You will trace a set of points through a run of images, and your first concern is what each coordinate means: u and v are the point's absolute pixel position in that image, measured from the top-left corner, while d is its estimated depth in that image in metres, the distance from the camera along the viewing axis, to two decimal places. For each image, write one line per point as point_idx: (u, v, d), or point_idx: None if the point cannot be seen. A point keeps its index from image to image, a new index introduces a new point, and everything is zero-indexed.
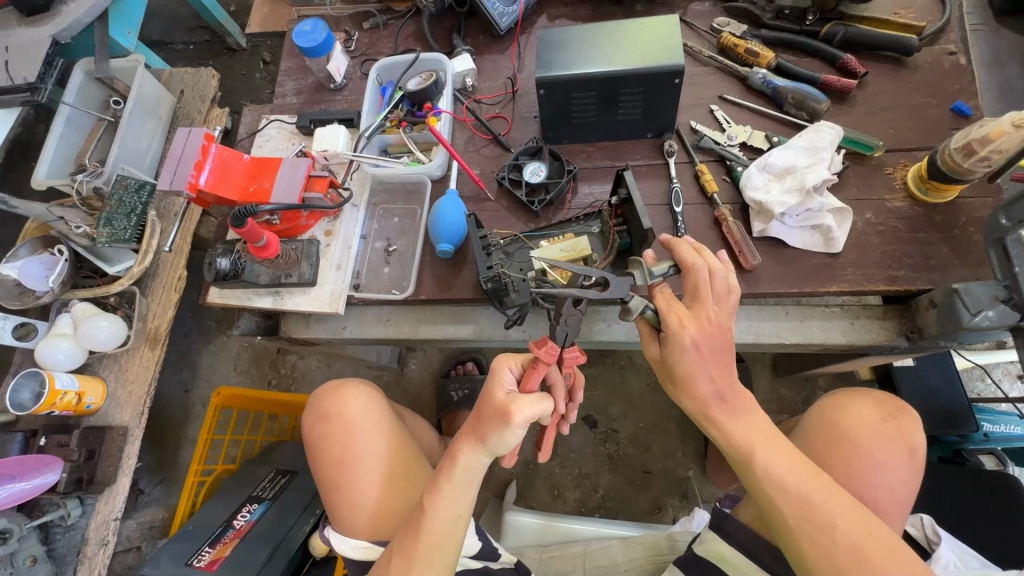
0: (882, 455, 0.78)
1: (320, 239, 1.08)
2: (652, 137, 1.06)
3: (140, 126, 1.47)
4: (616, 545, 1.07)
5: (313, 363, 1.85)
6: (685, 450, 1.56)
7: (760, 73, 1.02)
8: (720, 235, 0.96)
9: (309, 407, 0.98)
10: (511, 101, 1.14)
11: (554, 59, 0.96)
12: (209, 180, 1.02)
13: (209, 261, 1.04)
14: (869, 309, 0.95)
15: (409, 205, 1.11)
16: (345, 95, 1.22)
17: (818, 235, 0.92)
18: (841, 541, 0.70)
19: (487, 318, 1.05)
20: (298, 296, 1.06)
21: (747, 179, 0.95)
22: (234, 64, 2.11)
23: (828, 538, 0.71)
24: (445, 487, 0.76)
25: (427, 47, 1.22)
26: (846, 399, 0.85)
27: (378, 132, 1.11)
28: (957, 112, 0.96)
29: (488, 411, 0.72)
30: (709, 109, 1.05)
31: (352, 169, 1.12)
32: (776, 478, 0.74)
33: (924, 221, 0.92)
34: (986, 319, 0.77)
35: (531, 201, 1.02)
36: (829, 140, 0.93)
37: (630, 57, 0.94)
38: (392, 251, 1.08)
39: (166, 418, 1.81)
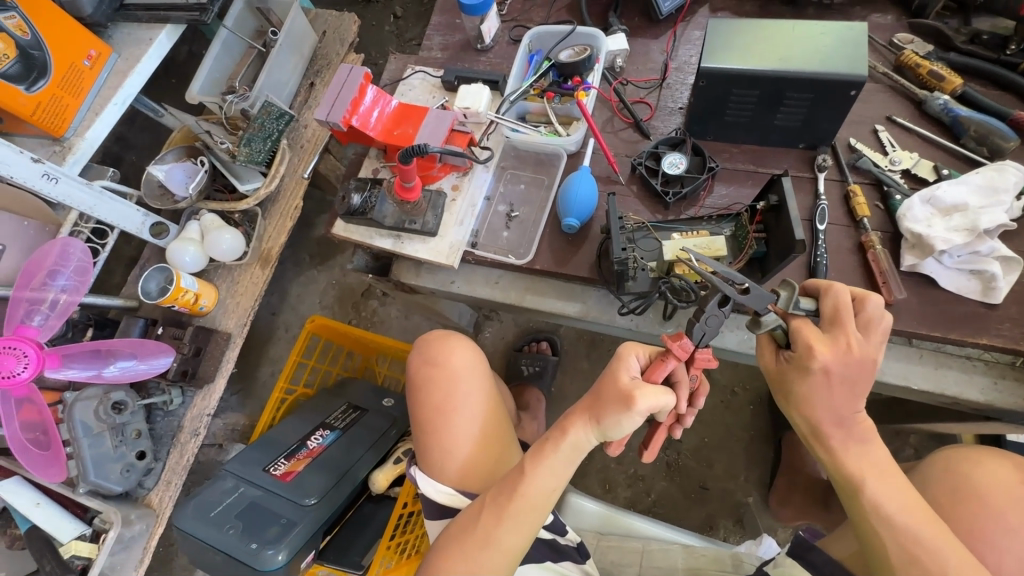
0: (1016, 520, 0.72)
1: (447, 192, 1.11)
2: (803, 148, 1.01)
3: (286, 59, 1.56)
4: (677, 549, 1.08)
5: (393, 312, 1.93)
6: (748, 475, 1.51)
7: (942, 99, 0.95)
8: (863, 261, 0.91)
9: (415, 348, 1.01)
10: (658, 89, 1.11)
11: (722, 50, 0.93)
12: (360, 118, 1.07)
13: (344, 195, 1.10)
14: (1017, 371, 0.88)
15: (538, 174, 1.13)
16: (490, 58, 1.24)
17: (976, 281, 0.86)
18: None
19: (596, 299, 1.05)
20: (418, 243, 1.10)
21: (906, 210, 0.89)
22: (367, 14, 2.18)
23: None
24: (549, 456, 0.79)
25: (579, 22, 1.22)
26: (978, 455, 0.79)
27: (520, 98, 1.12)
28: None
29: (609, 392, 0.74)
30: (873, 129, 0.99)
31: (489, 130, 1.13)
32: (885, 512, 0.71)
33: None
34: None
35: (665, 192, 1.01)
36: (1012, 182, 0.85)
37: (807, 60, 0.89)
38: (513, 217, 1.10)
39: (252, 335, 1.94)
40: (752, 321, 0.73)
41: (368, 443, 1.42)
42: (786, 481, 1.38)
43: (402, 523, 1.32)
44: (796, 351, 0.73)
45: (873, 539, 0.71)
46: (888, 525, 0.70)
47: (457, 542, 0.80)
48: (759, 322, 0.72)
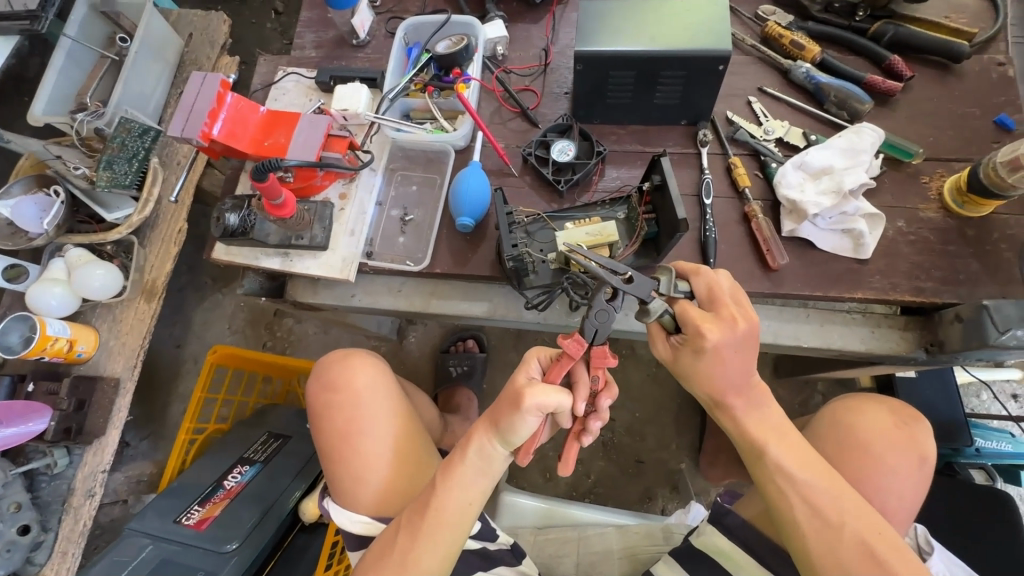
0: (893, 462, 0.80)
1: (334, 202, 1.05)
2: (685, 125, 1.03)
3: (145, 67, 1.37)
4: (612, 532, 1.10)
5: (311, 328, 1.82)
6: (679, 443, 1.56)
7: (804, 67, 0.99)
8: (748, 231, 0.94)
9: (314, 375, 0.96)
10: (542, 75, 1.09)
11: (595, 33, 0.92)
12: (223, 131, 0.98)
13: (218, 215, 1.01)
14: (892, 318, 0.94)
15: (429, 173, 1.08)
16: (368, 53, 1.17)
17: (847, 239, 0.91)
18: (849, 537, 0.70)
19: (502, 297, 1.03)
20: (308, 259, 1.03)
21: (781, 176, 0.93)
22: (244, 11, 2.01)
23: (836, 535, 0.71)
24: (459, 470, 0.76)
25: (458, 10, 1.17)
26: (860, 403, 0.86)
27: (401, 95, 1.06)
28: (1000, 126, 0.94)
29: (506, 395, 0.73)
30: (747, 100, 1.02)
31: (372, 131, 1.07)
32: (788, 472, 0.74)
33: (957, 234, 0.90)
34: (1013, 337, 0.76)
35: (557, 180, 0.99)
36: (870, 142, 0.91)
37: (675, 38, 0.90)
38: (408, 221, 1.05)
39: (156, 374, 1.77)
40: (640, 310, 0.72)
41: (294, 472, 1.33)
42: (713, 444, 1.43)
43: (336, 552, 1.33)
44: (687, 334, 0.74)
45: (779, 497, 0.74)
46: (791, 482, 0.73)
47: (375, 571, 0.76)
48: (646, 310, 0.71)
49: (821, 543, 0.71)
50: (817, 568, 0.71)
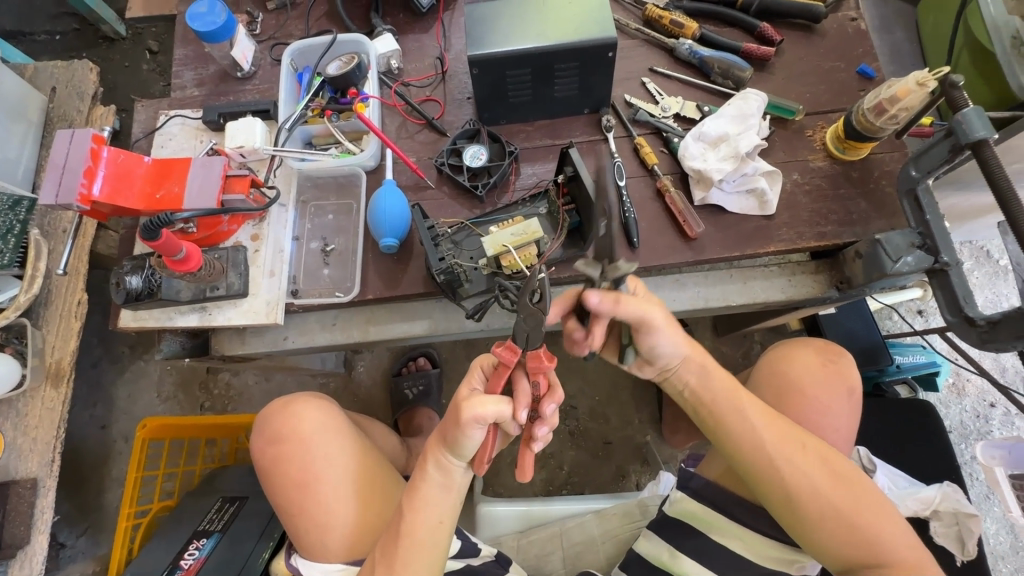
0: (830, 398, 0.87)
1: (247, 245, 0.99)
2: (589, 113, 1.05)
3: (4, 131, 1.23)
4: (590, 518, 1.11)
5: (250, 379, 1.70)
6: (641, 416, 1.61)
7: (687, 44, 1.04)
8: (664, 206, 0.98)
9: (255, 432, 0.91)
10: (441, 83, 1.08)
11: (485, 35, 0.92)
12: (105, 189, 0.90)
13: (116, 280, 0.92)
14: (802, 265, 1.01)
15: (343, 199, 1.04)
16: (256, 84, 1.11)
17: (753, 199, 0.96)
18: (811, 465, 0.77)
19: (440, 312, 1.01)
20: (229, 309, 0.97)
21: (685, 150, 0.97)
22: (114, 55, 1.86)
23: (800, 466, 0.77)
24: (419, 498, 0.74)
25: (343, 29, 1.14)
26: (789, 348, 0.93)
27: (299, 123, 1.02)
28: (862, 75, 1.03)
29: (449, 410, 0.72)
30: (640, 82, 1.06)
31: (275, 165, 1.03)
32: (746, 419, 0.81)
33: (844, 178, 0.98)
34: (905, 264, 0.82)
35: (475, 186, 0.99)
36: (756, 106, 0.97)
37: (562, 31, 0.92)
38: (330, 251, 1.01)
39: (84, 462, 1.62)
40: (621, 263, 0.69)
41: (257, 531, 1.23)
42: (673, 412, 1.48)
43: None
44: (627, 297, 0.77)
45: (744, 444, 0.80)
46: (752, 428, 0.80)
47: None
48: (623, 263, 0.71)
49: (789, 480, 0.77)
50: (793, 502, 0.77)
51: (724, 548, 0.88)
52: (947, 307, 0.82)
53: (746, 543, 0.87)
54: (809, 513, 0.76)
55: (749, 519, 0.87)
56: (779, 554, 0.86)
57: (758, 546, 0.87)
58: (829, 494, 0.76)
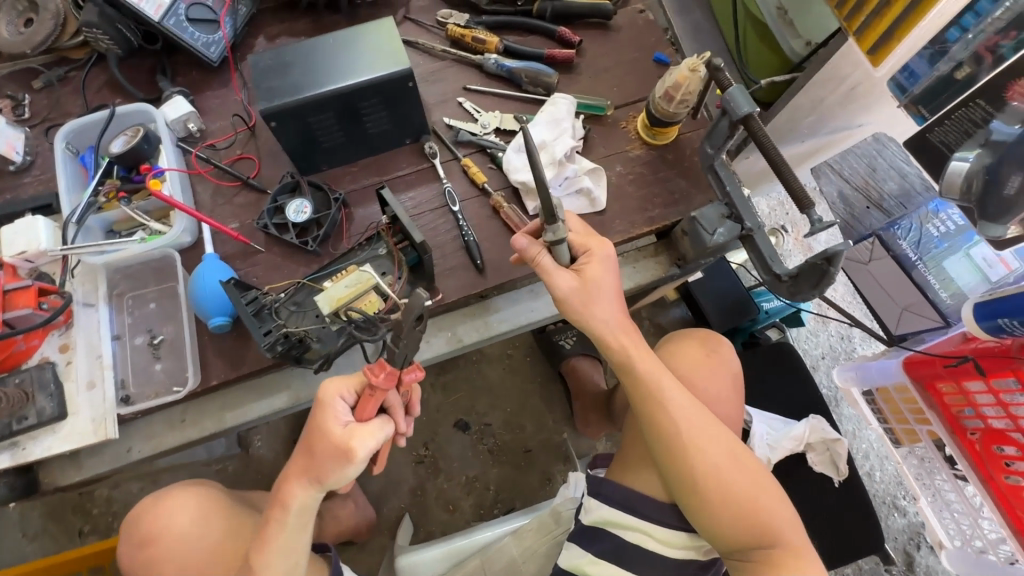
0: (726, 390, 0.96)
1: (56, 359, 0.88)
2: (412, 142, 1.03)
3: None
4: (508, 540, 1.10)
5: (132, 488, 1.53)
6: (555, 416, 1.62)
7: (492, 59, 1.05)
8: (502, 222, 0.98)
9: (124, 539, 0.92)
10: (250, 138, 1.02)
11: (275, 86, 0.88)
12: None
13: None
14: (644, 250, 1.05)
15: (164, 283, 0.95)
16: (36, 175, 0.99)
17: (584, 198, 0.99)
18: (722, 447, 0.84)
19: (299, 379, 0.95)
20: (45, 437, 0.85)
21: (508, 163, 0.98)
22: None
23: (714, 450, 0.83)
24: (275, 537, 0.75)
25: (130, 97, 1.04)
26: (677, 343, 1.02)
27: (91, 212, 0.91)
28: (659, 63, 1.10)
29: (327, 449, 0.70)
30: (457, 102, 1.06)
31: (71, 265, 0.91)
32: (674, 402, 0.85)
33: (661, 161, 1.03)
34: (720, 236, 0.89)
35: (305, 241, 0.94)
36: (565, 110, 1.00)
37: (355, 68, 0.89)
38: (158, 343, 0.92)
39: None
40: (550, 233, 0.74)
41: None
42: (580, 406, 1.51)
43: None
44: (584, 254, 0.85)
45: (669, 425, 0.84)
46: (679, 410, 0.85)
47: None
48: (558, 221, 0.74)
49: (703, 458, 0.82)
50: (698, 482, 0.82)
51: (640, 548, 0.90)
52: (760, 267, 0.87)
53: (658, 539, 0.90)
54: (715, 495, 0.81)
55: (656, 515, 0.90)
56: (693, 543, 0.90)
57: (669, 540, 0.90)
58: (733, 475, 0.82)
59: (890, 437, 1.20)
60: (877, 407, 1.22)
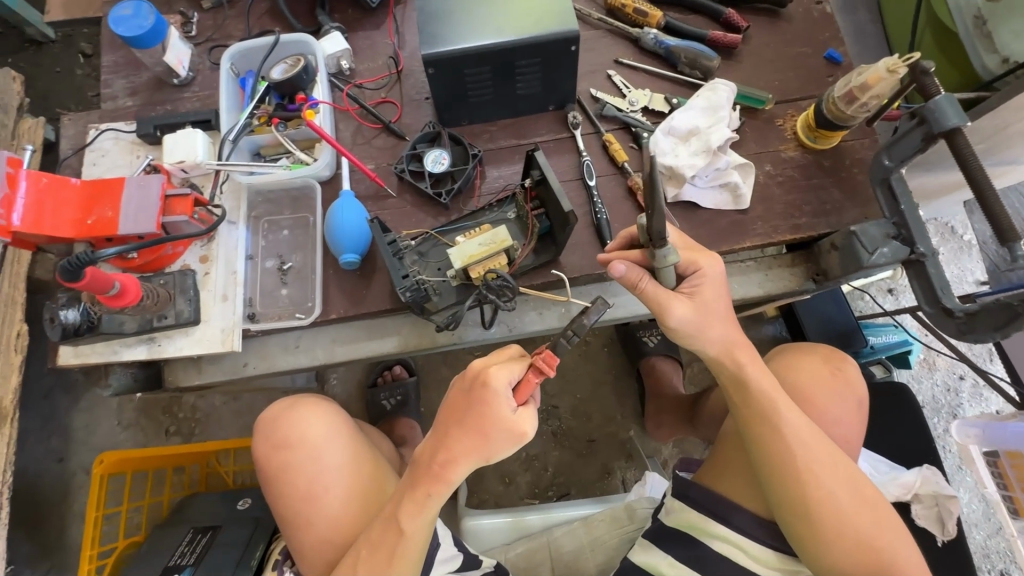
0: (839, 411, 0.90)
1: (195, 268, 0.92)
2: (554, 110, 1.00)
3: None
4: (578, 525, 1.09)
5: (216, 400, 1.62)
6: (624, 412, 1.59)
7: (652, 33, 1.00)
8: (636, 205, 0.95)
9: (258, 440, 0.98)
10: (397, 83, 1.02)
11: (438, 32, 0.86)
12: (28, 218, 0.81)
13: (49, 316, 0.82)
14: (779, 259, 1.00)
15: (299, 213, 0.98)
16: (195, 91, 1.03)
17: (726, 193, 0.94)
18: (842, 478, 0.77)
19: (410, 327, 0.97)
20: (179, 338, 0.89)
21: (655, 145, 0.94)
22: (43, 60, 1.72)
23: (832, 478, 0.77)
24: (430, 507, 0.76)
25: (289, 28, 1.06)
26: (795, 358, 0.96)
27: (244, 133, 0.94)
28: (830, 60, 1.01)
29: (500, 436, 0.69)
30: (606, 75, 1.02)
31: (221, 180, 0.95)
32: (792, 424, 0.79)
33: (816, 167, 0.96)
34: (882, 256, 0.82)
35: (438, 193, 0.94)
36: (726, 97, 0.93)
37: (521, 24, 0.86)
38: (287, 269, 0.95)
39: (41, 500, 1.52)
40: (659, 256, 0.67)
41: (233, 563, 1.16)
42: (654, 406, 1.46)
43: None
44: (693, 273, 0.78)
45: (785, 448, 0.78)
46: (796, 433, 0.78)
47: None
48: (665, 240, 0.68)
49: (820, 487, 0.76)
50: (813, 511, 0.76)
51: (728, 561, 0.86)
52: (924, 297, 0.81)
53: (750, 555, 0.85)
54: (828, 527, 0.76)
55: (750, 529, 0.85)
56: (783, 565, 0.85)
57: (761, 557, 0.85)
58: (852, 509, 0.76)
59: (1008, 506, 1.10)
60: (999, 473, 1.11)
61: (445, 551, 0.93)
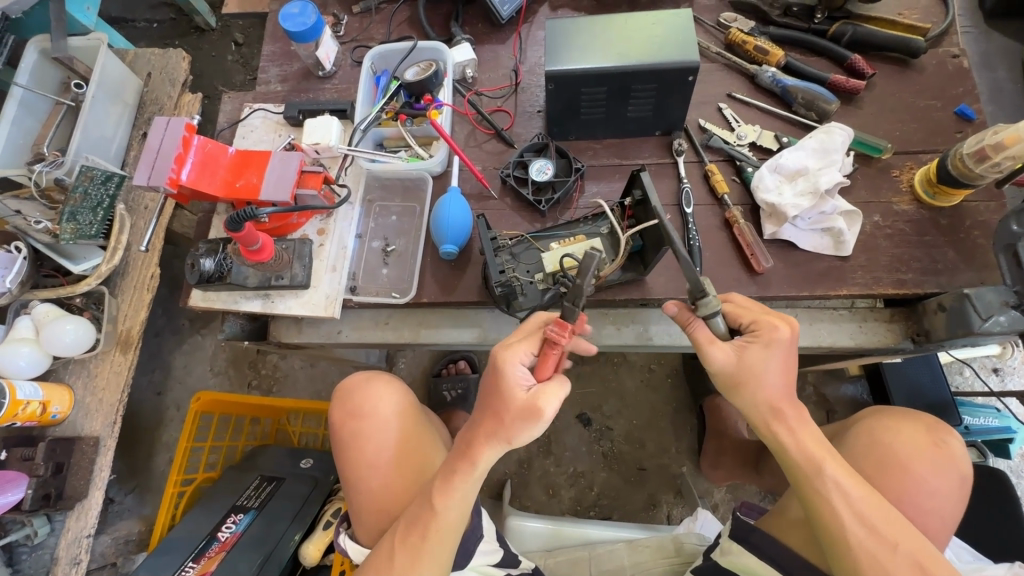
0: (935, 483, 0.84)
1: (313, 238, 1.02)
2: (660, 135, 1.03)
3: (104, 112, 1.32)
4: (621, 547, 1.07)
5: (296, 363, 1.76)
6: (679, 446, 1.56)
7: (770, 72, 1.01)
8: (731, 237, 0.95)
9: (335, 405, 1.04)
10: (513, 94, 1.09)
11: (563, 51, 0.92)
12: (191, 175, 0.95)
13: (191, 261, 0.96)
14: (876, 311, 0.95)
15: (408, 202, 1.07)
16: (335, 84, 1.15)
17: (828, 238, 0.92)
18: (903, 557, 0.70)
19: (492, 322, 1.03)
20: (290, 298, 0.99)
21: (759, 181, 0.94)
22: (204, 45, 1.98)
23: (891, 556, 0.70)
24: (459, 485, 0.79)
25: (424, 35, 1.16)
26: (891, 422, 0.90)
27: (373, 125, 1.05)
28: (960, 116, 0.97)
29: (513, 410, 0.73)
30: (717, 107, 1.03)
31: (346, 163, 1.06)
32: (845, 489, 0.73)
33: (931, 224, 0.92)
34: (997, 324, 0.77)
35: (538, 201, 0.99)
36: (841, 142, 0.92)
37: (642, 52, 0.90)
38: (390, 251, 1.03)
39: (137, 425, 1.71)
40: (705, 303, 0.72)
41: (290, 516, 1.26)
42: (714, 447, 1.41)
43: None
44: (750, 330, 0.76)
45: (830, 515, 0.73)
46: (845, 500, 0.73)
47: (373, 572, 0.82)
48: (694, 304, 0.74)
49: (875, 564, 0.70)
50: None
51: None
52: None
53: None
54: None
55: None
56: None
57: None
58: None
59: None
60: None
61: (489, 543, 0.93)
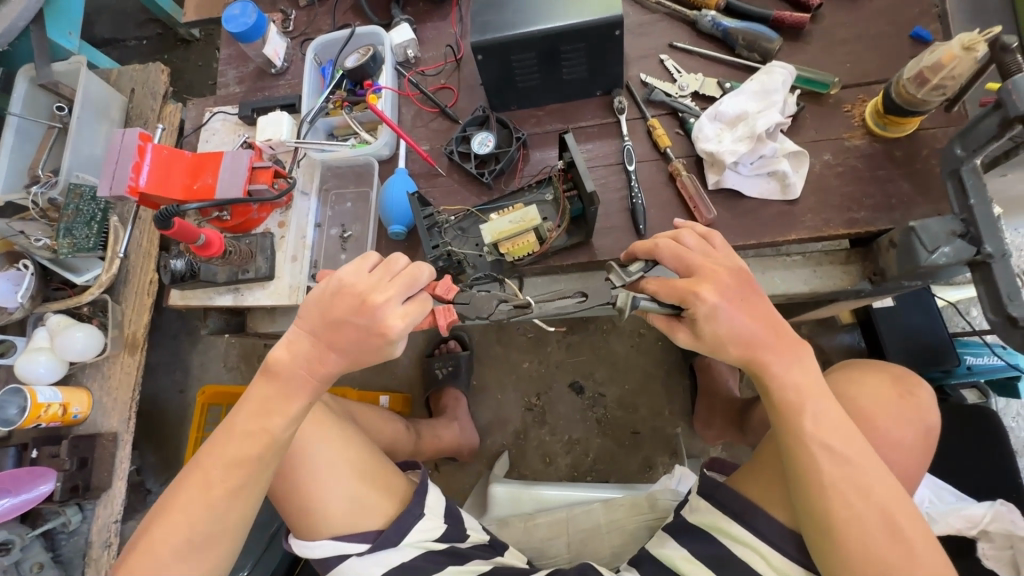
0: (899, 433, 0.82)
1: (274, 231, 1.06)
2: (601, 95, 1.02)
3: (93, 130, 1.40)
4: (597, 507, 1.10)
5: None
6: (672, 409, 1.56)
7: (709, 16, 0.97)
8: (675, 191, 0.94)
9: None
10: (455, 70, 1.09)
11: (489, 21, 0.91)
12: (150, 181, 0.99)
13: (163, 262, 1.02)
14: (832, 255, 0.92)
15: (361, 188, 1.10)
16: (288, 80, 1.18)
17: (774, 182, 0.89)
18: (875, 505, 0.67)
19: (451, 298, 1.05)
20: (258, 290, 1.05)
21: (698, 131, 0.92)
22: (190, 56, 2.05)
23: (864, 504, 0.68)
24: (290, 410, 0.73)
25: (366, 20, 1.18)
26: (860, 373, 0.88)
27: (320, 115, 1.07)
28: (917, 39, 0.91)
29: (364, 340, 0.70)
30: (659, 59, 1.01)
31: (299, 156, 1.09)
32: (824, 438, 0.70)
33: (885, 158, 0.88)
34: (942, 255, 0.73)
35: (482, 173, 1.00)
36: (780, 80, 0.89)
37: (566, 12, 0.89)
38: (347, 237, 1.07)
39: (164, 421, 1.84)
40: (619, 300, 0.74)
41: None
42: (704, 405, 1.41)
43: None
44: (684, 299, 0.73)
45: (807, 461, 0.70)
46: (824, 447, 0.70)
47: (161, 520, 0.71)
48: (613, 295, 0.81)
49: (850, 510, 0.68)
50: (838, 534, 0.68)
51: (748, 567, 0.79)
52: (990, 305, 0.72)
53: (772, 566, 0.78)
54: (853, 553, 0.67)
55: (776, 538, 0.78)
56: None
57: (785, 571, 0.78)
58: (883, 546, 0.66)
59: None
60: None
61: (431, 520, 0.86)
